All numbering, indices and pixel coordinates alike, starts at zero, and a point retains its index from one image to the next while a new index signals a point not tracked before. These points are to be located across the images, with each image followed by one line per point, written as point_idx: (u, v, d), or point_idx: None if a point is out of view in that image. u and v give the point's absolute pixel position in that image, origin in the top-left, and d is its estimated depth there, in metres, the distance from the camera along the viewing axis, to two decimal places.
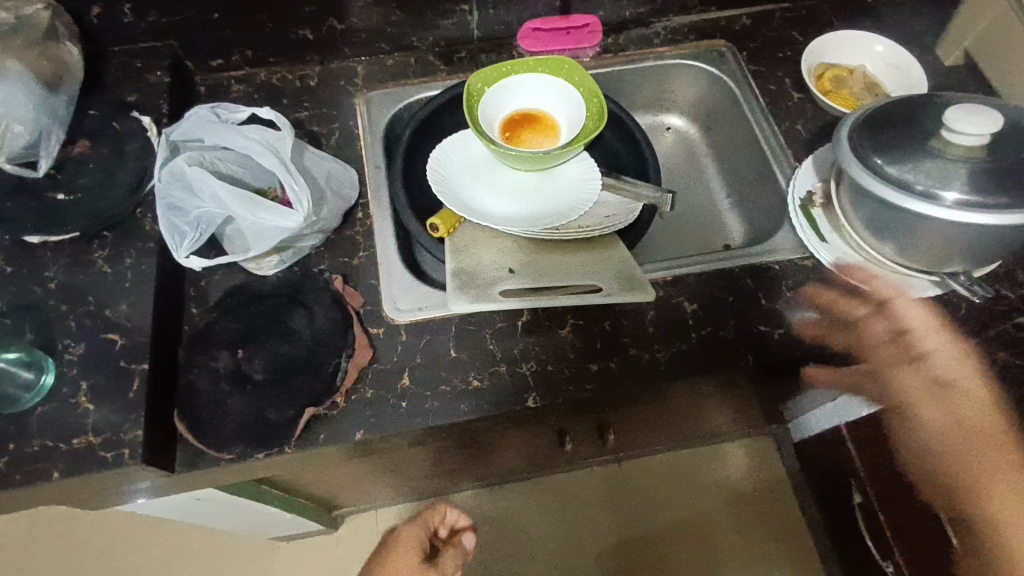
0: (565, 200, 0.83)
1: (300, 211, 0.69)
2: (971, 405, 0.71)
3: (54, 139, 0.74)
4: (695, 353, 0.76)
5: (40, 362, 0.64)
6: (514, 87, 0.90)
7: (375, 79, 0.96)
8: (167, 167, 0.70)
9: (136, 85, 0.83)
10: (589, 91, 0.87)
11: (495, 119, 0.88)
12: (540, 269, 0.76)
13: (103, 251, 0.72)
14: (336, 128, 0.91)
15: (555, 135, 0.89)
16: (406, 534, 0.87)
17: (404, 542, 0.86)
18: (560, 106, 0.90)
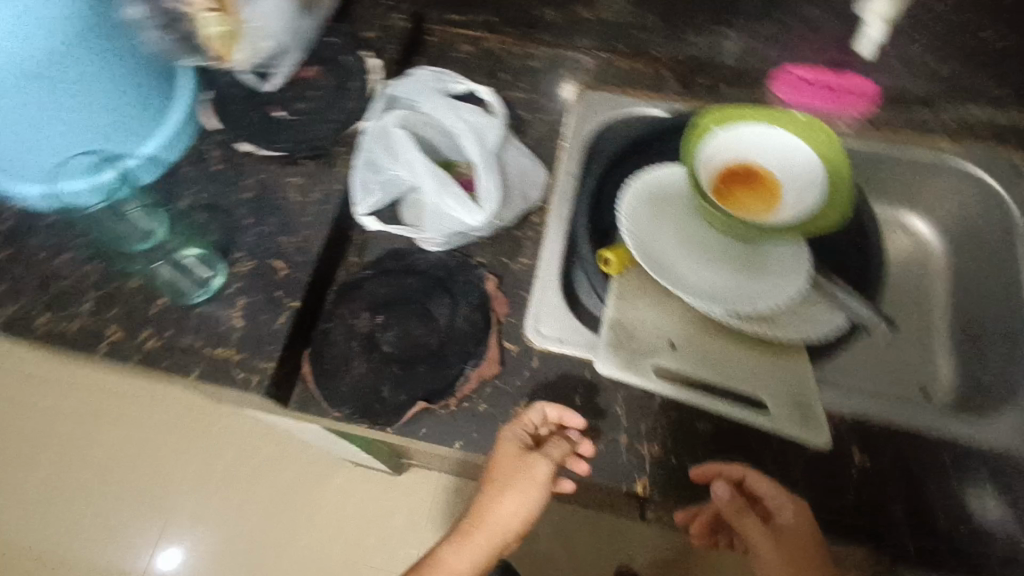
0: (760, 283, 0.72)
1: (484, 212, 0.68)
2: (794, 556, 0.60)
3: (290, 60, 0.77)
4: (839, 511, 0.63)
5: (215, 264, 0.70)
6: (747, 135, 0.78)
7: (600, 78, 0.90)
8: (376, 126, 0.70)
9: (377, 25, 0.84)
10: (838, 172, 0.74)
11: (713, 165, 0.77)
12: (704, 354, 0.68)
13: (297, 176, 0.75)
14: (544, 120, 0.86)
15: (774, 203, 0.77)
16: (500, 444, 0.64)
17: (501, 448, 0.64)
18: (794, 172, 0.76)
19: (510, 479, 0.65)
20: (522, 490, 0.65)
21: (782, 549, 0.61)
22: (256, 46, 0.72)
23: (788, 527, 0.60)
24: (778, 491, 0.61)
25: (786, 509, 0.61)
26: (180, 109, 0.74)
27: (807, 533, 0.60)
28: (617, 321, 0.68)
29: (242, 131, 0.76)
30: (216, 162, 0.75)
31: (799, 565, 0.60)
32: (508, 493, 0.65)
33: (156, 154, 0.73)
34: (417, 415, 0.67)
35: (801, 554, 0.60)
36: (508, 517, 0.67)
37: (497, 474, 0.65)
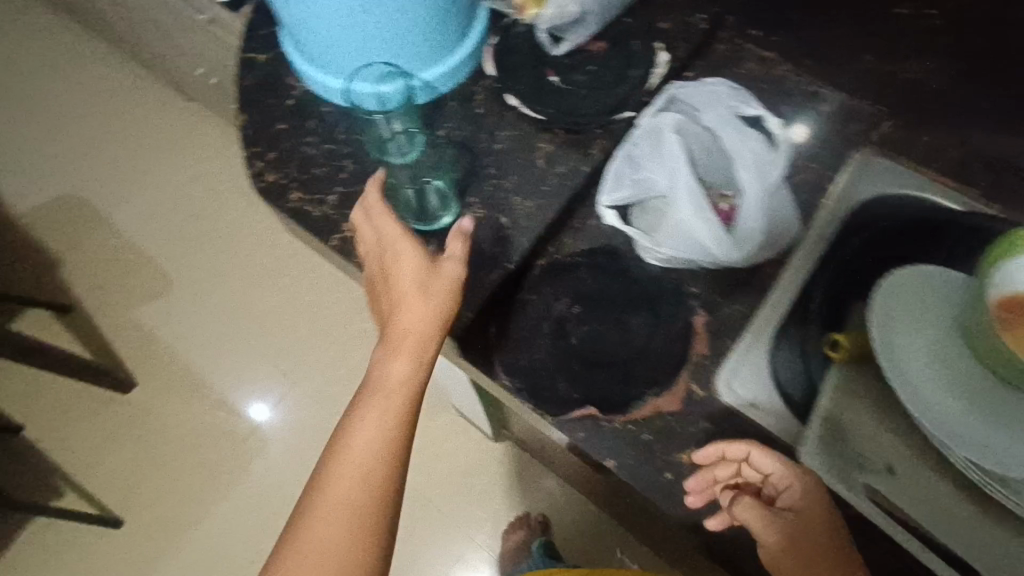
0: (1007, 438, 0.60)
1: (734, 253, 0.63)
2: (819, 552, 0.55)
3: (586, 29, 0.76)
4: None
5: (449, 203, 0.72)
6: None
7: (888, 145, 0.80)
8: (650, 124, 0.67)
9: (675, 18, 0.81)
10: None
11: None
12: (915, 495, 0.60)
13: (549, 145, 0.74)
14: (809, 169, 0.79)
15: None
16: (405, 257, 0.61)
17: (405, 259, 0.61)
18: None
19: (422, 297, 0.60)
20: (424, 295, 0.60)
21: (793, 527, 0.56)
22: (563, 8, 0.72)
23: (800, 508, 0.58)
24: (788, 469, 0.59)
25: (796, 485, 0.58)
26: (469, 44, 0.76)
27: (818, 508, 0.57)
28: (828, 415, 0.63)
29: (514, 83, 0.76)
30: (480, 105, 0.77)
31: (814, 548, 0.55)
32: (431, 317, 0.59)
33: (435, 80, 0.76)
34: (581, 420, 0.66)
35: (819, 538, 0.56)
36: (413, 333, 0.59)
37: (402, 287, 0.60)
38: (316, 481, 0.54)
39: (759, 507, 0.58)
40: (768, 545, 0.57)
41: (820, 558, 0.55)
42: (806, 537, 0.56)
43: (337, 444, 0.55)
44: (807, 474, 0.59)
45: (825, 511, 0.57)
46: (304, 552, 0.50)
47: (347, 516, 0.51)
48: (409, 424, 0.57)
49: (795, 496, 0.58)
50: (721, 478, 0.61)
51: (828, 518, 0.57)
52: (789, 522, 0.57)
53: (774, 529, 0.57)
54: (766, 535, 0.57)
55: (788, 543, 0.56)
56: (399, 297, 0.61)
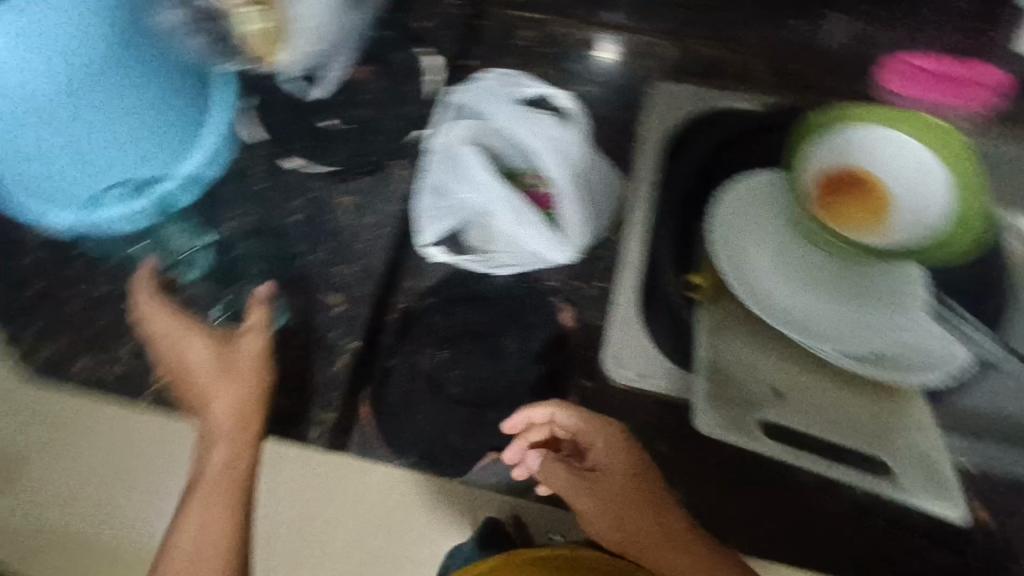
0: (862, 313, 0.64)
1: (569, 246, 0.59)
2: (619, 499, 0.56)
3: (337, 62, 0.67)
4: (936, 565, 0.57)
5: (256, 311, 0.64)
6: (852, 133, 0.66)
7: (681, 64, 0.78)
8: (439, 141, 0.61)
9: (429, 11, 0.75)
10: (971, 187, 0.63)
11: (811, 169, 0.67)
12: (813, 406, 0.60)
13: (348, 196, 0.66)
14: (617, 116, 0.77)
15: (887, 213, 0.66)
16: (190, 345, 0.57)
17: (193, 346, 0.57)
18: (911, 171, 0.65)
19: (222, 379, 0.56)
20: (224, 375, 0.56)
21: (597, 483, 0.57)
22: (299, 47, 0.63)
23: (606, 460, 0.57)
24: (586, 423, 0.58)
25: (602, 439, 0.58)
26: (222, 116, 0.64)
27: (621, 455, 0.57)
28: (712, 365, 0.61)
29: (285, 144, 0.67)
30: (256, 179, 0.67)
31: (619, 501, 0.56)
32: (235, 393, 0.55)
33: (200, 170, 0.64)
34: (488, 466, 0.62)
35: (623, 484, 0.56)
36: (220, 406, 0.55)
37: (196, 370, 0.56)
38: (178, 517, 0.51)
39: (565, 473, 0.57)
40: (582, 509, 0.56)
41: (623, 505, 0.56)
42: (611, 491, 0.56)
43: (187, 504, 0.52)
44: (609, 430, 0.58)
45: (634, 463, 0.57)
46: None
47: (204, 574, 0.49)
48: (237, 516, 0.51)
49: (601, 451, 0.58)
50: (535, 444, 0.60)
51: (633, 464, 0.57)
52: (595, 481, 0.57)
53: (586, 491, 0.57)
54: (579, 498, 0.56)
55: (596, 501, 0.56)
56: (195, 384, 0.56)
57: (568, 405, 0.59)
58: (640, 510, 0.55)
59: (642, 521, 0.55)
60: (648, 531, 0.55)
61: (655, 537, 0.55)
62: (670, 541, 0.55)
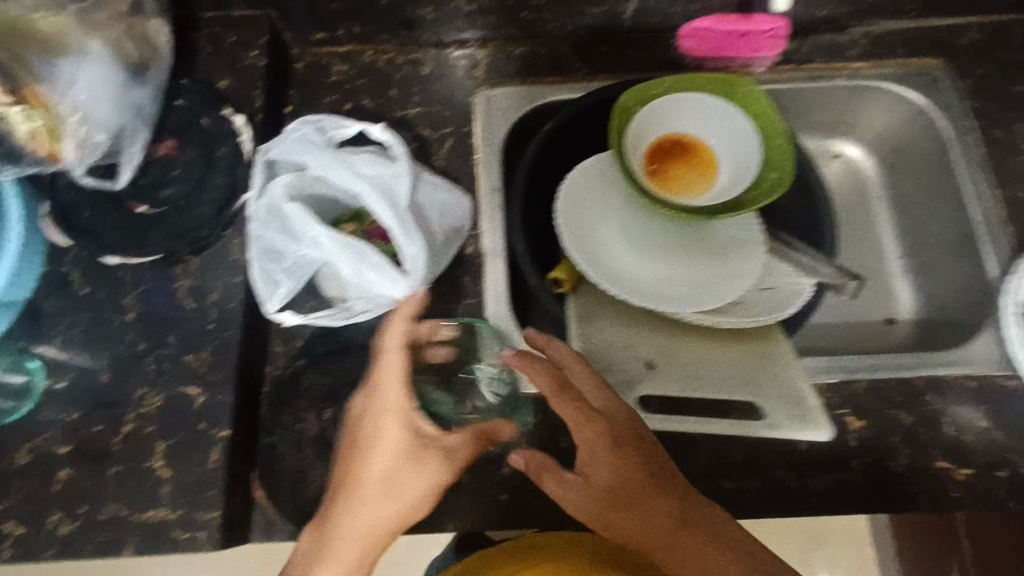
0: (717, 266, 0.67)
1: (414, 280, 0.59)
2: (613, 494, 0.52)
3: (138, 142, 0.65)
4: (820, 485, 0.61)
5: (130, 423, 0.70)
6: (671, 104, 0.71)
7: (498, 73, 0.81)
8: (262, 205, 0.60)
9: (230, 69, 0.72)
10: (770, 127, 0.69)
11: (642, 142, 0.71)
12: (685, 368, 0.63)
13: (187, 279, 0.63)
14: (449, 134, 0.78)
15: (712, 174, 0.72)
16: (388, 426, 0.56)
17: (383, 429, 0.56)
18: (725, 133, 0.71)
19: (413, 459, 0.55)
20: (415, 468, 0.55)
21: (589, 483, 0.53)
22: (81, 137, 0.61)
23: (595, 459, 0.53)
24: (573, 413, 0.55)
25: (587, 440, 0.54)
26: (17, 229, 0.61)
27: (610, 458, 0.53)
28: (585, 354, 0.63)
29: (101, 240, 0.63)
30: (81, 284, 0.63)
31: (614, 500, 0.52)
32: (409, 473, 0.55)
33: (7, 291, 0.60)
34: None
35: (609, 488, 0.52)
36: (397, 503, 0.54)
37: (373, 465, 0.55)
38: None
39: (558, 472, 0.54)
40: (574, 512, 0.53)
41: (613, 508, 0.52)
42: (601, 496, 0.52)
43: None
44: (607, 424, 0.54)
45: (626, 460, 0.53)
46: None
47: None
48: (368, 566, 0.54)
49: (588, 453, 0.53)
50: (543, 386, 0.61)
51: (624, 465, 0.53)
52: (583, 485, 0.53)
53: (571, 492, 0.53)
54: (566, 500, 0.53)
55: (584, 503, 0.52)
56: (388, 478, 0.55)
57: (557, 389, 0.56)
58: (635, 512, 0.51)
59: (638, 524, 0.51)
60: (646, 530, 0.51)
61: (654, 539, 0.51)
62: (670, 543, 0.50)
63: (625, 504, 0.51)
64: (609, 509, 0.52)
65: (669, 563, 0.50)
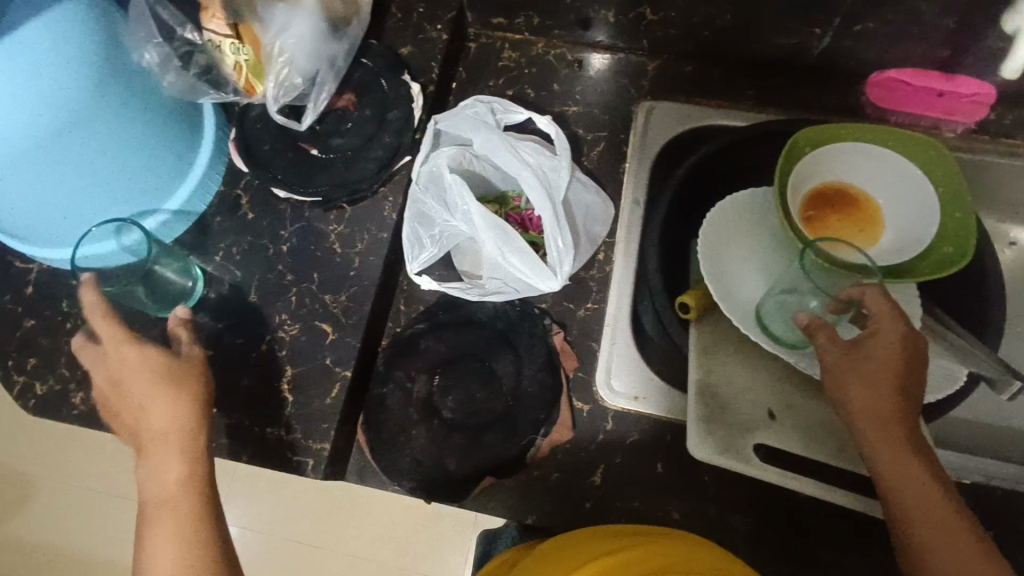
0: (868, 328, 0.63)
1: (557, 274, 0.59)
2: (872, 369, 0.53)
3: (325, 90, 0.68)
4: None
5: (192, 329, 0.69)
6: (849, 152, 0.68)
7: (662, 87, 0.80)
8: (425, 170, 0.62)
9: (414, 38, 0.76)
10: (951, 198, 0.65)
11: (805, 185, 0.68)
12: (804, 427, 0.60)
13: (340, 225, 0.67)
14: (602, 138, 0.79)
15: (875, 235, 0.68)
16: (128, 364, 0.52)
17: (123, 368, 0.52)
18: (900, 194, 0.68)
19: (122, 375, 0.52)
20: (170, 389, 0.52)
21: (857, 355, 0.54)
22: (282, 78, 0.66)
23: (874, 334, 0.54)
24: (888, 309, 0.55)
25: (885, 326, 0.54)
26: (207, 148, 0.67)
27: (893, 345, 0.54)
28: (705, 387, 0.60)
29: (273, 173, 0.68)
30: (249, 210, 0.68)
31: (872, 377, 0.53)
32: (140, 382, 0.52)
33: (187, 202, 0.66)
34: (483, 491, 0.62)
35: (882, 367, 0.53)
36: (180, 434, 0.50)
37: (131, 389, 0.52)
38: (144, 536, 0.47)
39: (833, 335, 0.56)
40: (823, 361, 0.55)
41: (867, 385, 0.53)
42: (862, 368, 0.53)
43: (156, 519, 0.48)
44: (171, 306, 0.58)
45: (900, 356, 0.53)
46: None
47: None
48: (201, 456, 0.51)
49: (877, 331, 0.54)
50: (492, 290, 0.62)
51: (896, 360, 0.53)
52: (848, 350, 0.54)
53: (830, 349, 0.55)
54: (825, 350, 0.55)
55: (840, 365, 0.54)
56: (139, 412, 0.51)
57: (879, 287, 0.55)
58: (889, 397, 0.52)
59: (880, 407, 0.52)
60: (881, 412, 0.52)
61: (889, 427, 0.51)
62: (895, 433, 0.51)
63: (880, 383, 0.53)
64: (863, 380, 0.53)
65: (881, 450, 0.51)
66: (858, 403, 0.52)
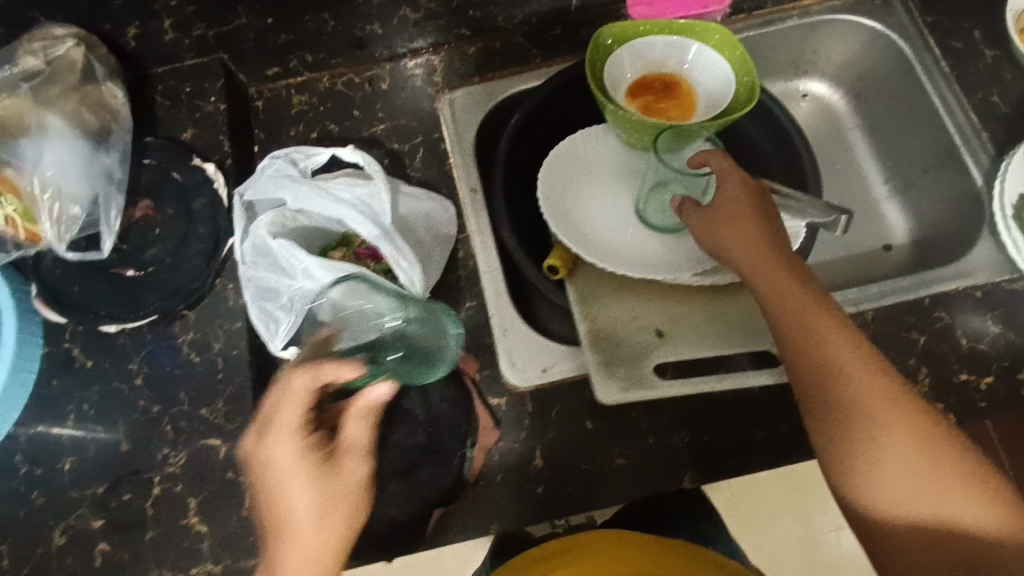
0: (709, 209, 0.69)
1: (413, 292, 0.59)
2: (739, 222, 0.58)
3: (114, 207, 0.64)
4: None
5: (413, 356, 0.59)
6: (663, 46, 0.75)
7: (455, 75, 0.82)
8: (247, 246, 0.59)
9: (191, 118, 0.72)
10: (725, 42, 0.73)
11: (619, 82, 0.74)
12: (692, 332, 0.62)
13: (188, 334, 0.63)
14: (419, 144, 0.79)
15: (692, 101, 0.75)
16: (288, 494, 0.48)
17: (271, 477, 0.48)
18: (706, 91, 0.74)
19: (281, 486, 0.48)
20: (322, 522, 0.47)
21: (719, 210, 0.59)
22: (57, 214, 0.62)
23: (727, 191, 0.60)
24: (730, 166, 0.61)
25: (731, 180, 0.60)
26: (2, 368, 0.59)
27: (743, 193, 0.60)
28: (595, 335, 0.62)
29: (95, 312, 0.62)
30: (84, 358, 0.62)
31: (736, 226, 0.58)
32: (290, 496, 0.48)
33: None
34: (439, 526, 0.61)
35: (740, 214, 0.59)
36: (313, 563, 0.47)
37: (292, 514, 0.47)
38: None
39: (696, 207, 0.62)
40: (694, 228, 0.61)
41: (737, 231, 0.58)
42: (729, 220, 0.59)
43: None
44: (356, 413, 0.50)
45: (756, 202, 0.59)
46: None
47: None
48: None
49: (728, 187, 0.60)
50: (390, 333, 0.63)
51: (752, 202, 0.59)
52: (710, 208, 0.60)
53: (695, 214, 0.61)
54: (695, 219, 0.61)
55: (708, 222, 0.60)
56: (285, 529, 0.48)
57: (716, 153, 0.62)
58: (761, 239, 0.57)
59: (754, 247, 0.57)
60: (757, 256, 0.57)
61: (766, 259, 0.56)
62: (771, 263, 0.56)
63: (746, 227, 0.58)
64: (733, 230, 0.58)
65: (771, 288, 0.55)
66: (738, 252, 0.57)
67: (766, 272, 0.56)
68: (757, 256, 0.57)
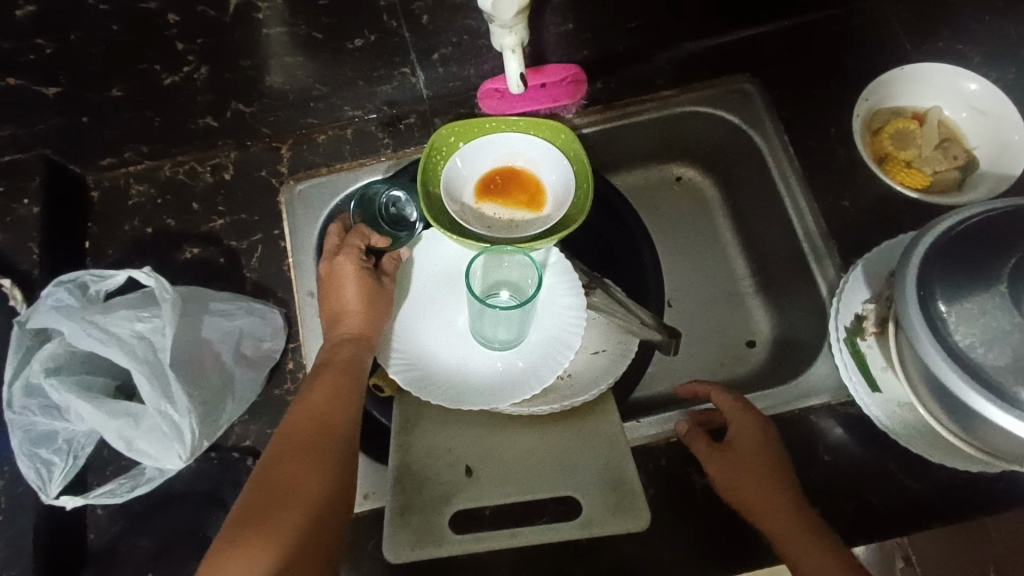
0: (545, 325, 0.65)
1: (185, 444, 0.56)
2: (752, 466, 0.57)
3: None
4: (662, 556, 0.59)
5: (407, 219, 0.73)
6: (502, 142, 0.71)
7: (302, 163, 0.77)
8: (16, 386, 0.55)
9: None
10: (555, 134, 0.70)
11: (458, 183, 0.70)
12: (498, 474, 0.58)
13: None
14: (258, 242, 0.74)
15: (534, 197, 0.70)
16: (342, 285, 0.62)
17: (333, 282, 0.63)
18: (546, 184, 0.71)
19: (334, 287, 0.63)
20: (367, 307, 0.62)
21: (736, 453, 0.58)
22: None
23: (739, 433, 0.60)
24: (740, 403, 0.61)
25: (744, 420, 0.60)
26: None
27: (757, 432, 0.59)
28: (401, 471, 0.58)
29: None
30: None
31: (754, 470, 0.57)
32: (341, 289, 0.62)
33: None
34: None
35: (751, 456, 0.58)
36: (360, 335, 0.61)
37: (338, 306, 0.62)
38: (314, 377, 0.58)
39: (706, 444, 0.60)
40: (710, 468, 0.59)
41: (760, 481, 0.56)
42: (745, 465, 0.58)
43: (319, 373, 0.58)
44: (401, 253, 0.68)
45: (764, 439, 0.59)
46: (245, 515, 0.47)
47: (256, 535, 0.46)
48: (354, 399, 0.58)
49: (739, 423, 0.60)
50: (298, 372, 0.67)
51: (764, 445, 0.59)
52: (729, 452, 0.59)
53: (710, 453, 0.60)
54: (706, 457, 0.59)
55: (727, 466, 0.58)
56: (340, 313, 0.62)
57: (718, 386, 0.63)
58: (778, 486, 0.56)
59: (775, 497, 0.56)
60: (771, 500, 0.56)
61: (783, 507, 0.55)
62: (788, 512, 0.55)
63: (758, 467, 0.57)
64: (743, 470, 0.57)
65: (783, 534, 0.54)
66: (755, 501, 0.56)
67: (780, 515, 0.55)
68: (770, 499, 0.56)
